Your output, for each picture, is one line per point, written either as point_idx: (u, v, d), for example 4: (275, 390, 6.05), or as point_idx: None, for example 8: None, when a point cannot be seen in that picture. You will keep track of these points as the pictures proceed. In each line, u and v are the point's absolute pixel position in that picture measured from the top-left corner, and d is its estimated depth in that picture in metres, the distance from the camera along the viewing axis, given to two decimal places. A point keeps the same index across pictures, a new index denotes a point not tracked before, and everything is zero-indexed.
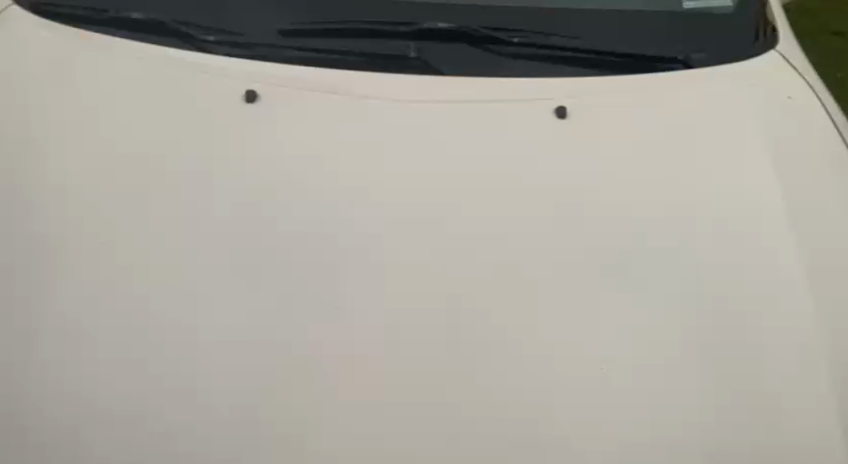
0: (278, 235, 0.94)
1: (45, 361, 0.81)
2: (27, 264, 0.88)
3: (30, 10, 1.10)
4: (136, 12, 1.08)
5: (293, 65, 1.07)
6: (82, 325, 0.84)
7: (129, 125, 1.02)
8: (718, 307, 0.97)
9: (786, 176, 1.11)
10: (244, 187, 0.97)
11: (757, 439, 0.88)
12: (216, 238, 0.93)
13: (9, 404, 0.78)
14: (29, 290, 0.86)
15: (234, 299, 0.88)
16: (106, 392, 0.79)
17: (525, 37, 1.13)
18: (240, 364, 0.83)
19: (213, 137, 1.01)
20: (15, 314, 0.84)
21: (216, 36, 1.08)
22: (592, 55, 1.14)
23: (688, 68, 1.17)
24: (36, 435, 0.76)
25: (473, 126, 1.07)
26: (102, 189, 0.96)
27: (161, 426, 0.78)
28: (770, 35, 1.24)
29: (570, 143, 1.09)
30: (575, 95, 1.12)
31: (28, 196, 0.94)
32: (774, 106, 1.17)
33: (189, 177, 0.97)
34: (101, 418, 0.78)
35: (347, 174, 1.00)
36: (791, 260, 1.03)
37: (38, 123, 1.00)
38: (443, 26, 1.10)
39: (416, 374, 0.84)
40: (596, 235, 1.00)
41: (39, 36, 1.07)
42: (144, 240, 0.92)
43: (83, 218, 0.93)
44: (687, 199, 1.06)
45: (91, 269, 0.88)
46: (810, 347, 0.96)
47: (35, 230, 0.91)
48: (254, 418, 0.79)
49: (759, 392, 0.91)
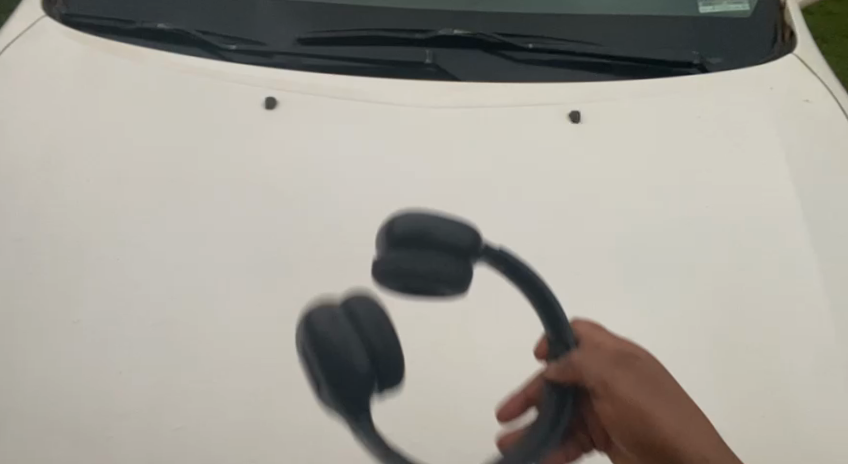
0: (295, 236, 0.97)
1: (72, 357, 0.85)
2: (58, 262, 0.92)
3: (62, 22, 1.15)
4: (161, 22, 1.12)
5: (311, 73, 1.11)
6: (109, 321, 0.88)
7: (153, 129, 1.05)
8: (728, 309, 0.97)
9: (801, 180, 1.10)
10: (262, 190, 1.01)
11: (772, 439, 0.86)
12: (236, 238, 0.96)
13: (40, 398, 0.81)
14: (59, 291, 0.90)
15: (250, 297, 0.90)
16: (129, 388, 0.82)
17: (540, 43, 1.14)
18: (255, 361, 0.85)
19: (234, 142, 1.05)
20: (45, 309, 0.88)
21: (238, 45, 1.11)
22: (608, 60, 1.15)
23: (703, 72, 1.17)
24: (64, 428, 0.79)
25: (487, 130, 1.09)
26: (128, 191, 0.99)
27: (181, 419, 0.80)
28: (788, 40, 1.24)
29: (583, 146, 1.10)
30: (588, 99, 1.14)
31: (59, 198, 0.98)
32: (789, 109, 1.17)
33: (209, 181, 1.01)
34: (123, 410, 0.81)
35: (361, 177, 1.03)
36: (806, 264, 1.02)
37: (69, 129, 1.05)
38: (459, 33, 1.11)
39: (424, 372, 0.86)
40: (606, 238, 1.01)
41: (70, 46, 1.12)
42: (166, 241, 0.95)
43: (109, 220, 0.97)
44: (700, 202, 1.07)
45: (116, 269, 0.92)
46: (825, 351, 0.94)
47: (62, 232, 0.95)
48: (268, 413, 0.81)
49: (772, 394, 0.90)
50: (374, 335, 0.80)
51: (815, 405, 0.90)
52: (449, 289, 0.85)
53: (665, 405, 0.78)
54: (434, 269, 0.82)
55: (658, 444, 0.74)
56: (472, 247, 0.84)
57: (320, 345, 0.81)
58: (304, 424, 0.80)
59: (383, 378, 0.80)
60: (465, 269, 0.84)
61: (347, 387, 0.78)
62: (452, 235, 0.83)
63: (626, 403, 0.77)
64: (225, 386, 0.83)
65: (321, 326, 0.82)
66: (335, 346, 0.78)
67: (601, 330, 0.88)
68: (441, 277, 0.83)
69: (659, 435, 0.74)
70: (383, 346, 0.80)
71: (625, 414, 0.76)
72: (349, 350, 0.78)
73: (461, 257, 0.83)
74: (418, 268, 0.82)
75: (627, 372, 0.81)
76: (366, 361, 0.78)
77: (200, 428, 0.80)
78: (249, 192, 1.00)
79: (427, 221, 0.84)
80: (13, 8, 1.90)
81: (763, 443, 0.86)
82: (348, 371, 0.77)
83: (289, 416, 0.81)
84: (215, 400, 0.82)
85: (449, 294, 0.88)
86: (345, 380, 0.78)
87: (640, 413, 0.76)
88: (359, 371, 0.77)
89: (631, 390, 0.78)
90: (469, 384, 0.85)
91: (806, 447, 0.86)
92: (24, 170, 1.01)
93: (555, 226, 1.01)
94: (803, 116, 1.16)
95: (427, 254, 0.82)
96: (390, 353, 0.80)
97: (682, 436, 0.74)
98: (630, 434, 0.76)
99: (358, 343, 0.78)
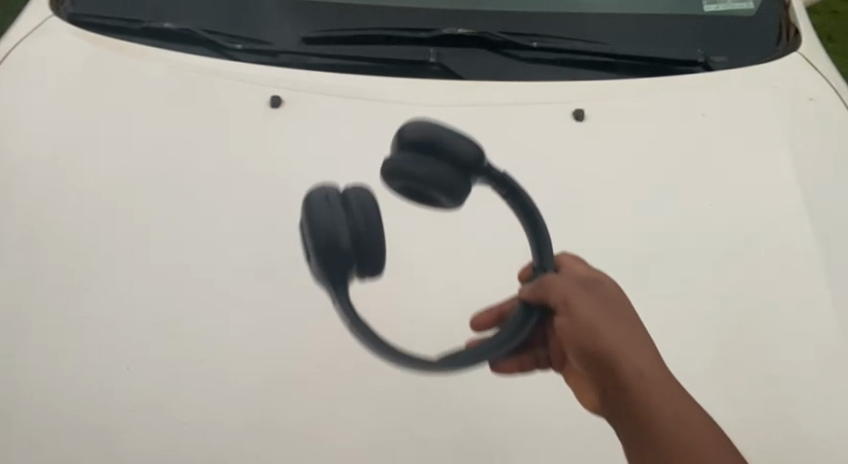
0: (299, 233, 0.97)
1: (80, 354, 0.85)
2: (65, 258, 0.93)
3: (69, 22, 1.16)
4: (167, 21, 1.12)
5: (316, 72, 1.11)
6: (116, 317, 0.88)
7: (159, 129, 1.06)
8: (732, 307, 0.97)
9: (805, 178, 1.10)
10: (267, 187, 1.01)
11: (776, 436, 0.86)
12: (241, 236, 0.97)
13: (49, 394, 0.82)
14: (67, 288, 0.91)
15: (254, 294, 0.91)
16: (136, 384, 0.83)
17: (544, 42, 1.14)
18: (260, 357, 0.86)
19: (239, 141, 1.06)
20: (52, 305, 0.89)
21: (243, 44, 1.11)
22: (612, 59, 1.15)
23: (708, 71, 1.18)
24: (73, 423, 0.80)
25: (491, 128, 1.09)
26: (135, 189, 1.00)
27: (188, 415, 0.81)
28: (792, 39, 1.24)
29: (587, 145, 1.10)
30: (592, 98, 1.14)
31: (66, 196, 0.99)
32: (793, 108, 1.17)
33: (215, 179, 1.02)
34: (129, 405, 0.81)
35: (365, 175, 1.03)
36: (810, 262, 1.02)
37: (76, 128, 1.06)
38: (463, 32, 1.11)
39: (428, 368, 0.86)
40: (610, 236, 1.01)
41: (78, 46, 1.13)
42: (171, 239, 0.96)
43: (116, 217, 0.97)
44: (703, 199, 1.07)
45: (122, 267, 0.93)
46: (829, 348, 0.94)
47: (70, 229, 0.96)
48: (273, 408, 0.82)
49: (776, 389, 0.90)
50: (363, 217, 0.91)
51: (818, 403, 0.90)
52: (442, 193, 0.95)
53: (635, 348, 0.83)
54: (433, 174, 0.94)
55: (615, 371, 0.79)
56: (471, 156, 0.96)
57: (316, 228, 0.92)
58: (311, 420, 0.81)
59: (367, 259, 0.91)
60: (460, 178, 0.95)
61: (330, 257, 0.90)
62: (463, 145, 0.96)
63: (584, 322, 0.84)
64: (230, 382, 0.84)
65: (315, 211, 0.93)
66: (326, 225, 0.91)
67: (578, 263, 0.96)
68: (436, 182, 0.94)
69: (606, 347, 0.81)
70: (372, 229, 0.91)
71: (587, 343, 0.82)
72: (341, 226, 0.91)
73: (457, 167, 0.95)
74: (418, 172, 0.94)
75: (590, 302, 0.87)
76: (352, 235, 0.90)
77: (205, 424, 0.80)
78: (255, 190, 1.01)
79: (436, 131, 0.97)
80: (22, 9, 1.91)
81: (768, 441, 0.85)
82: (335, 242, 0.90)
83: (293, 413, 0.81)
84: (220, 396, 0.83)
85: (444, 202, 0.98)
86: (331, 252, 0.90)
87: (596, 343, 0.81)
88: (346, 243, 0.90)
89: (588, 314, 0.85)
90: (473, 381, 0.86)
91: (810, 443, 0.87)
92: (30, 168, 1.01)
93: (559, 224, 1.01)
94: (807, 115, 1.16)
95: (426, 161, 0.94)
96: (371, 236, 0.91)
97: (643, 369, 0.80)
98: (588, 359, 0.82)
99: (350, 222, 0.91)
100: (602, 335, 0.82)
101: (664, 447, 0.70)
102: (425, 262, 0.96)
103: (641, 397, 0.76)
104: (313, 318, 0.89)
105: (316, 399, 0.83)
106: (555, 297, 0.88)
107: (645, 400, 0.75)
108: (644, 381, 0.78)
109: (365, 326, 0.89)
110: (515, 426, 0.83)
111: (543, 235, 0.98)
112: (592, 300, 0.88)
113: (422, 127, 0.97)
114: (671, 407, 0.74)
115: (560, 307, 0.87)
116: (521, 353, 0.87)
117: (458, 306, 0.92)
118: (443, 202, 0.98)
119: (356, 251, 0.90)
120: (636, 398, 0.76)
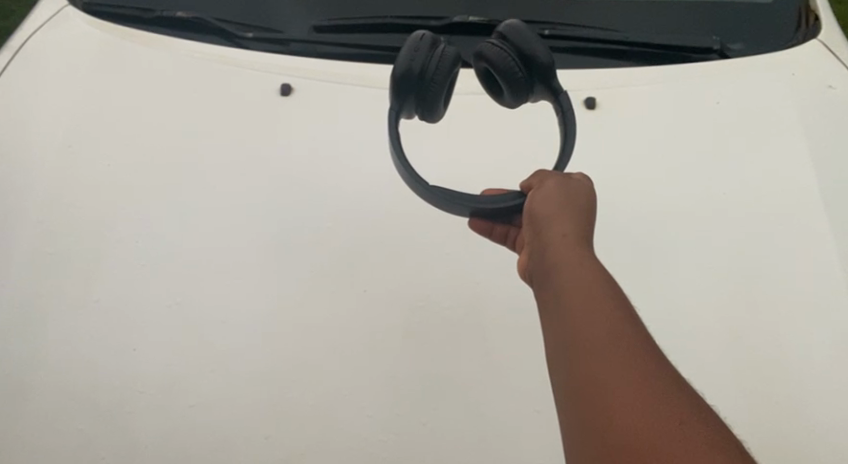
0: (308, 219, 0.98)
1: (92, 334, 0.87)
2: (79, 241, 0.95)
3: (83, 10, 1.17)
4: (180, 10, 1.13)
5: (326, 60, 1.12)
6: (126, 299, 0.90)
7: (172, 115, 1.07)
8: (743, 297, 0.95)
9: (822, 166, 1.08)
10: (276, 174, 1.02)
11: (783, 428, 0.86)
12: (249, 222, 0.97)
13: (63, 374, 0.84)
14: (79, 270, 0.92)
15: (260, 280, 0.92)
16: (146, 364, 0.85)
17: (556, 29, 1.13)
18: (266, 343, 0.87)
19: (249, 128, 1.06)
20: (65, 287, 0.91)
21: (255, 33, 1.12)
22: (625, 47, 1.14)
23: (723, 59, 1.16)
24: (85, 402, 0.82)
25: (500, 118, 1.09)
26: (147, 175, 1.01)
27: (196, 398, 0.83)
28: (812, 25, 1.21)
29: (596, 134, 1.10)
30: (603, 87, 1.13)
31: (78, 181, 1.00)
32: (811, 96, 1.15)
33: (226, 166, 1.02)
34: (139, 386, 0.83)
35: (374, 163, 1.04)
36: (825, 252, 1.00)
37: (90, 114, 1.07)
38: (474, 20, 1.10)
39: (432, 354, 0.87)
40: (618, 225, 1.01)
41: (91, 34, 1.15)
42: (180, 222, 0.97)
43: (127, 202, 0.98)
44: (716, 190, 1.05)
45: (134, 249, 0.94)
46: (842, 337, 0.93)
47: (83, 213, 0.97)
48: (278, 394, 0.83)
49: (785, 380, 0.89)
50: (447, 59, 0.71)
51: (829, 395, 0.88)
52: (504, 85, 0.72)
53: (571, 221, 0.62)
54: (502, 64, 0.71)
55: (543, 240, 0.62)
56: (547, 65, 0.72)
57: (407, 56, 0.71)
58: (317, 406, 0.82)
59: (428, 104, 0.71)
60: (525, 79, 0.72)
61: (400, 84, 0.71)
62: (541, 51, 0.71)
63: (544, 200, 0.65)
64: (238, 367, 0.85)
65: (411, 39, 0.72)
66: (409, 54, 0.71)
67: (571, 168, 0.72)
68: (502, 74, 0.71)
69: (552, 222, 0.63)
70: (443, 74, 0.70)
71: (536, 209, 0.65)
72: (420, 58, 0.70)
73: (528, 68, 0.72)
74: (489, 55, 0.71)
75: (558, 180, 0.66)
76: (423, 70, 0.70)
77: (212, 408, 0.82)
78: (265, 176, 1.02)
79: (526, 31, 0.72)
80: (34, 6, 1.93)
81: (776, 435, 0.85)
82: (408, 69, 0.70)
83: (299, 398, 0.83)
84: (228, 378, 0.84)
85: (504, 101, 0.75)
86: (402, 76, 0.70)
87: (536, 205, 0.65)
88: (419, 75, 0.70)
89: (549, 193, 0.65)
90: (478, 369, 0.86)
91: (819, 435, 0.86)
92: (44, 154, 1.03)
93: None
94: (823, 104, 1.14)
95: (504, 50, 0.71)
96: (439, 79, 0.70)
97: (567, 241, 0.61)
98: (532, 231, 0.65)
99: (432, 58, 0.71)
100: (544, 203, 0.64)
101: (559, 321, 0.56)
102: (434, 250, 0.96)
103: (556, 263, 0.59)
104: (320, 304, 0.90)
105: (320, 385, 0.84)
106: (527, 177, 0.68)
107: (564, 280, 0.57)
108: (568, 255, 0.59)
109: (371, 312, 0.90)
110: (519, 414, 0.83)
111: (569, 149, 0.71)
112: (557, 177, 0.66)
113: (518, 25, 0.72)
114: (589, 279, 0.57)
115: (531, 182, 0.68)
116: (491, 227, 0.74)
117: (465, 294, 0.92)
118: (502, 98, 0.75)
119: (422, 87, 0.71)
120: (552, 272, 0.59)
